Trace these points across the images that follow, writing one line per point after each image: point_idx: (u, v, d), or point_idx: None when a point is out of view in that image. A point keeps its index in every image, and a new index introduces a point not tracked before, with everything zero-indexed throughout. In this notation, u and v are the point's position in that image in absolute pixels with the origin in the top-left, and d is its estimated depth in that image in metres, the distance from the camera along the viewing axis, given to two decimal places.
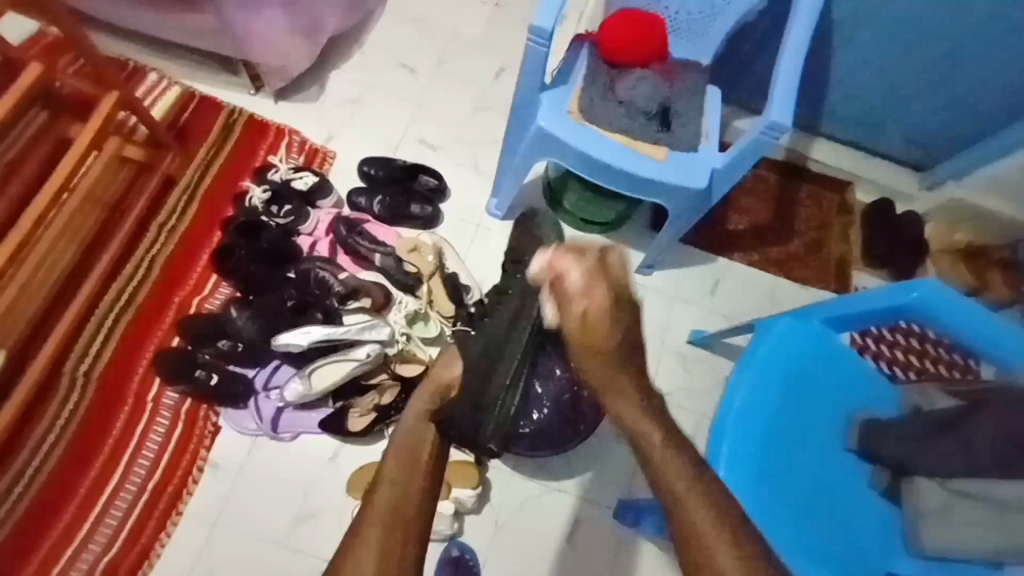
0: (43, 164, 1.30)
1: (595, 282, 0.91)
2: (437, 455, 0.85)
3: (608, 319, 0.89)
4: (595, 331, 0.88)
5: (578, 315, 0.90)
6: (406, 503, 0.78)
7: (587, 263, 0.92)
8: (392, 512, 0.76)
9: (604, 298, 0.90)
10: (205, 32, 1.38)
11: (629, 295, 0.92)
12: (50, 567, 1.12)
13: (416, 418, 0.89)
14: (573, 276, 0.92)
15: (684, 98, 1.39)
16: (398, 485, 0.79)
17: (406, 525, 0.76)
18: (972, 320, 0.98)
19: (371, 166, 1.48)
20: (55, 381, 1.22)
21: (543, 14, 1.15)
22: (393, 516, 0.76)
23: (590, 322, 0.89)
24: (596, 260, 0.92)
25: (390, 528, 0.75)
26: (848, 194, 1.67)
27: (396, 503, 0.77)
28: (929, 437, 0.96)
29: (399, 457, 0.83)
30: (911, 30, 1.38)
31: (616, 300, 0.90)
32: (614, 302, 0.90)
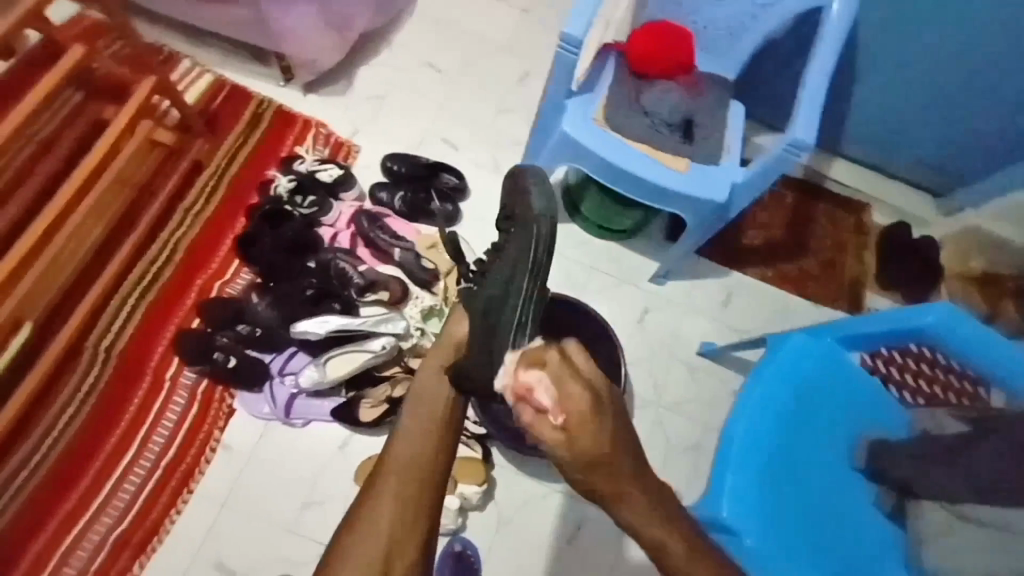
0: (78, 143, 1.34)
1: (568, 382, 0.69)
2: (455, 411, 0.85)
3: (592, 426, 0.68)
4: (581, 439, 0.68)
5: (557, 429, 0.68)
6: (419, 467, 0.80)
7: (553, 368, 0.70)
8: (406, 477, 0.79)
9: (582, 402, 0.68)
10: (241, 22, 1.41)
11: (608, 390, 0.71)
12: (62, 536, 1.15)
13: (431, 372, 0.86)
14: (543, 395, 0.69)
15: (707, 112, 1.40)
16: (412, 448, 0.81)
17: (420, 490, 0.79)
18: (984, 346, 0.99)
19: (395, 162, 1.50)
20: (78, 355, 1.25)
21: (574, 23, 1.18)
22: (407, 481, 0.79)
23: (574, 429, 0.68)
24: (561, 360, 0.71)
25: (403, 493, 0.78)
26: (864, 215, 1.67)
27: (412, 460, 0.80)
28: (936, 459, 0.97)
29: (413, 420, 0.82)
30: (936, 56, 1.40)
31: (599, 401, 0.70)
32: (594, 409, 0.69)
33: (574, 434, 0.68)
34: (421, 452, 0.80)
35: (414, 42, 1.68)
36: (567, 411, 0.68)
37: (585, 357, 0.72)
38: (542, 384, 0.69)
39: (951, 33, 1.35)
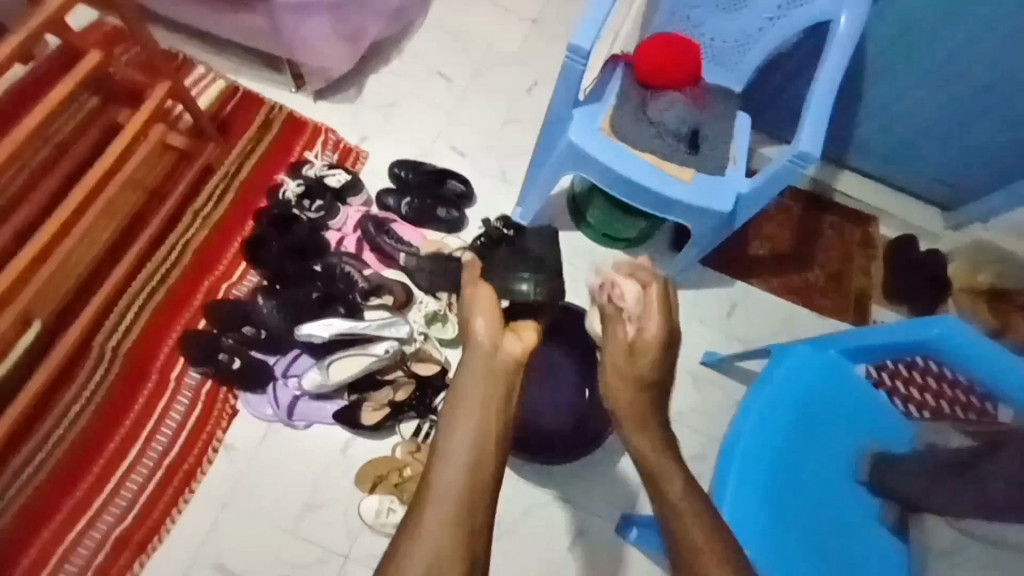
0: (93, 145, 1.36)
1: (651, 313, 0.89)
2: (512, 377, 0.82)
3: (659, 349, 0.86)
4: (642, 360, 0.86)
5: (628, 340, 0.88)
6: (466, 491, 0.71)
7: (648, 292, 0.91)
8: (454, 489, 0.71)
9: (662, 330, 0.88)
10: (256, 30, 1.44)
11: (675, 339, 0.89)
12: (64, 532, 1.16)
13: (481, 359, 0.81)
14: (631, 299, 0.91)
15: (715, 122, 1.40)
16: (460, 466, 0.73)
17: (467, 514, 0.70)
18: (1000, 368, 0.95)
19: (402, 169, 1.51)
20: (85, 354, 1.27)
21: (582, 34, 1.19)
22: (455, 493, 0.71)
23: (640, 347, 0.87)
24: (660, 291, 0.91)
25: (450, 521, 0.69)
26: (871, 227, 1.67)
27: (473, 450, 0.74)
28: (942, 477, 0.96)
29: (456, 426, 0.76)
30: (945, 70, 1.40)
31: (670, 338, 0.88)
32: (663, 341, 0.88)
33: (642, 346, 0.87)
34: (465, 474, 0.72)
35: (424, 51, 1.70)
36: (653, 318, 0.89)
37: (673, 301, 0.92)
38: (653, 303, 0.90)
39: (959, 48, 1.35)
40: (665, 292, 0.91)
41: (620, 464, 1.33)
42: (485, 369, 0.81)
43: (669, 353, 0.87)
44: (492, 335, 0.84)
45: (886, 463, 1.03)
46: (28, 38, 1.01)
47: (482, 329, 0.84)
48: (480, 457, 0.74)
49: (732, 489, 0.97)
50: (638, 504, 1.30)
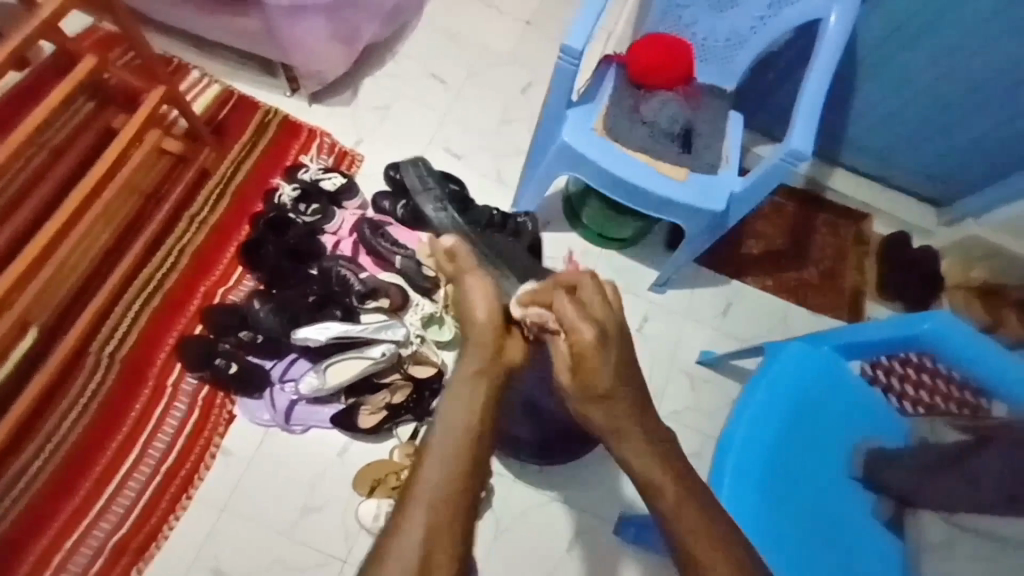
0: (87, 151, 1.36)
1: (576, 322, 0.76)
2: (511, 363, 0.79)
3: (599, 357, 0.74)
4: (588, 374, 0.74)
5: (568, 355, 0.76)
6: (456, 478, 0.66)
7: (561, 308, 0.77)
8: (448, 478, 0.65)
9: (594, 331, 0.75)
10: (250, 34, 1.44)
11: (618, 331, 0.76)
12: (62, 538, 1.16)
13: (480, 345, 0.78)
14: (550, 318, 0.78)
15: (707, 122, 1.41)
16: (452, 451, 0.68)
17: (457, 501, 0.64)
18: (995, 366, 0.96)
19: (397, 170, 1.50)
20: (82, 360, 1.27)
21: (575, 35, 1.19)
22: (450, 483, 0.65)
23: (581, 363, 0.74)
24: (571, 299, 0.77)
25: (440, 508, 0.63)
26: (864, 225, 1.68)
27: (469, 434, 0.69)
28: (936, 471, 0.97)
29: (452, 412, 0.71)
30: (936, 67, 1.40)
31: (605, 340, 0.75)
32: (600, 341, 0.75)
33: (588, 360, 0.74)
34: (457, 458, 0.67)
35: (419, 53, 1.70)
36: (579, 325, 0.75)
37: (596, 293, 0.77)
38: (572, 312, 0.76)
39: (950, 45, 1.36)
40: (579, 290, 0.77)
41: (617, 463, 1.34)
42: (481, 359, 0.76)
43: (614, 350, 0.75)
44: (489, 323, 0.80)
45: (879, 459, 1.04)
46: (22, 46, 1.01)
47: (482, 316, 0.80)
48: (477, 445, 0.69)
49: (730, 487, 0.97)
50: (635, 504, 1.31)
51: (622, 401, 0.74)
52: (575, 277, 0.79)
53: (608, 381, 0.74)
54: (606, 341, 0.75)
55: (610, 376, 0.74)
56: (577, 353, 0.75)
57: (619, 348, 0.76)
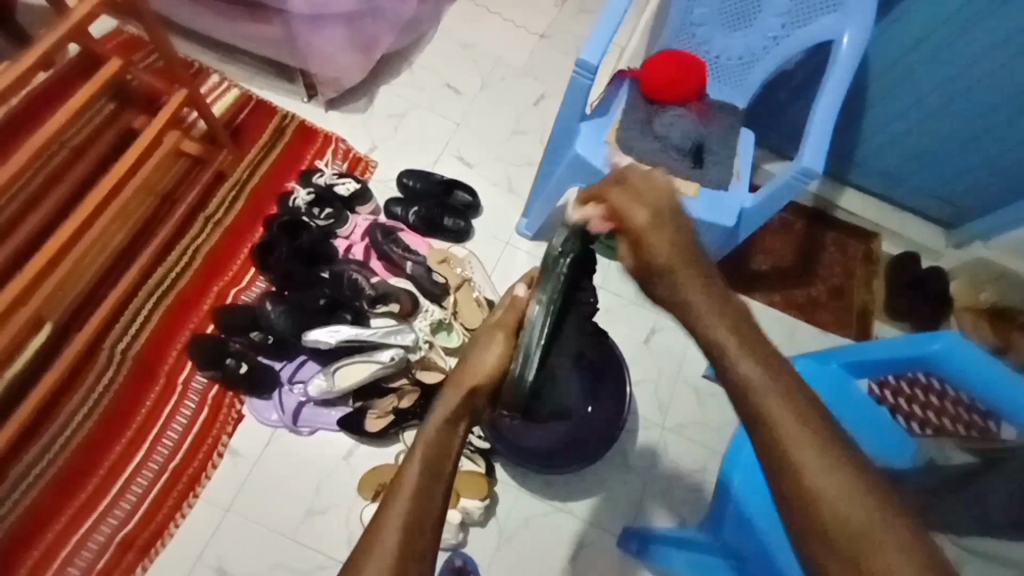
0: (108, 151, 1.38)
1: (629, 207, 0.71)
2: (450, 438, 0.65)
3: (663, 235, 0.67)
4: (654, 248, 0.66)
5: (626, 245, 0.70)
6: (423, 503, 0.59)
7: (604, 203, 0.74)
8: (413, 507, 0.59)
9: (649, 213, 0.69)
10: (271, 40, 1.47)
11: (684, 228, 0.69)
12: (68, 534, 1.16)
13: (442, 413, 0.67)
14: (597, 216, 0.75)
15: (719, 138, 1.43)
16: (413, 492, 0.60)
17: (432, 509, 0.59)
18: (1000, 384, 1.01)
19: (410, 178, 1.53)
20: (94, 356, 1.28)
21: (590, 50, 1.21)
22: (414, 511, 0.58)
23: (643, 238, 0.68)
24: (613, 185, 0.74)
25: (417, 516, 0.58)
26: (873, 244, 1.68)
27: (432, 462, 0.62)
28: (945, 491, 0.96)
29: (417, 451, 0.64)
30: (950, 91, 1.41)
31: (659, 223, 0.68)
32: (657, 220, 0.69)
33: (645, 238, 0.67)
34: (427, 489, 0.60)
35: (434, 63, 1.73)
36: (632, 211, 0.70)
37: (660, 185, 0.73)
38: (630, 201, 0.71)
39: (964, 70, 1.36)
40: (628, 178, 0.74)
41: (623, 476, 1.33)
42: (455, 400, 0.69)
43: (669, 234, 0.68)
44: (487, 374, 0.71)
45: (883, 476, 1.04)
46: (52, 48, 1.03)
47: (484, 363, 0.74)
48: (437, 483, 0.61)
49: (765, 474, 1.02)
50: (640, 515, 1.31)
51: (687, 269, 0.64)
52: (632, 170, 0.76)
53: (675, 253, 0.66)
54: (657, 211, 0.70)
55: (668, 247, 0.66)
56: (636, 235, 0.69)
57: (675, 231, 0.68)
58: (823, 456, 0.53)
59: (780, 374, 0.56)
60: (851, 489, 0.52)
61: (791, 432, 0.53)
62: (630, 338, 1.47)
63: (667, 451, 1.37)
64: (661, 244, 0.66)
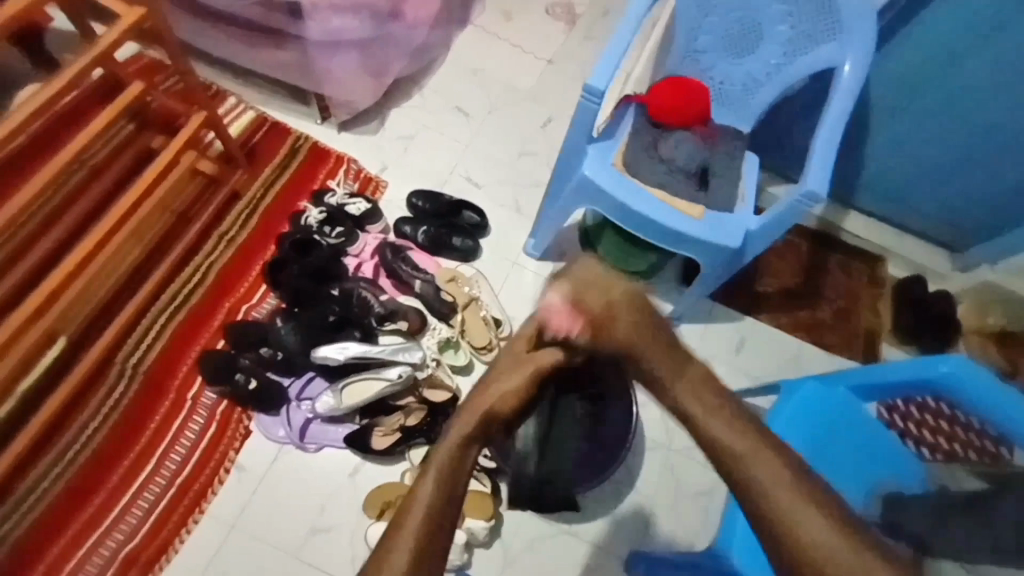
0: (126, 171, 1.42)
1: (584, 294, 0.72)
2: (460, 460, 0.65)
3: (628, 314, 0.69)
4: (611, 330, 0.68)
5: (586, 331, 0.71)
6: (433, 526, 0.59)
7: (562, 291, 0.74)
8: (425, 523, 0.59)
9: (601, 299, 0.71)
10: (288, 65, 1.51)
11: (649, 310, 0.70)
12: (73, 549, 1.17)
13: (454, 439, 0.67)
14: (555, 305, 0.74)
15: (724, 162, 1.45)
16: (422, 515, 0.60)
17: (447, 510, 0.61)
18: (1011, 409, 0.98)
19: (420, 199, 1.56)
20: (105, 371, 1.30)
21: (597, 76, 1.24)
22: (427, 528, 0.59)
23: (602, 322, 0.69)
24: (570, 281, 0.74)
25: (433, 522, 0.59)
26: (878, 267, 1.69)
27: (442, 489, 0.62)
28: (954, 516, 0.95)
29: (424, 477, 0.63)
30: (948, 117, 1.43)
31: (613, 307, 0.70)
32: (615, 305, 0.71)
33: (603, 324, 0.69)
34: (438, 511, 0.60)
35: (444, 87, 1.77)
36: (589, 303, 0.71)
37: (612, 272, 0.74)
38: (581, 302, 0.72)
39: (965, 97, 1.39)
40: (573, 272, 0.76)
41: (628, 497, 1.33)
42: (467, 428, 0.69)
43: (626, 316, 0.69)
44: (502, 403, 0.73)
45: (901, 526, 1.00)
46: (80, 72, 1.06)
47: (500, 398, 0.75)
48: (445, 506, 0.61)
49: None
50: (646, 538, 1.30)
51: (648, 345, 0.66)
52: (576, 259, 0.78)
53: (635, 328, 0.68)
54: (612, 309, 0.69)
55: (627, 329, 0.68)
56: (595, 324, 0.70)
57: (631, 312, 0.69)
58: (803, 502, 0.53)
59: (754, 433, 0.57)
60: (829, 534, 0.51)
61: (773, 488, 0.53)
62: None
63: (674, 471, 1.36)
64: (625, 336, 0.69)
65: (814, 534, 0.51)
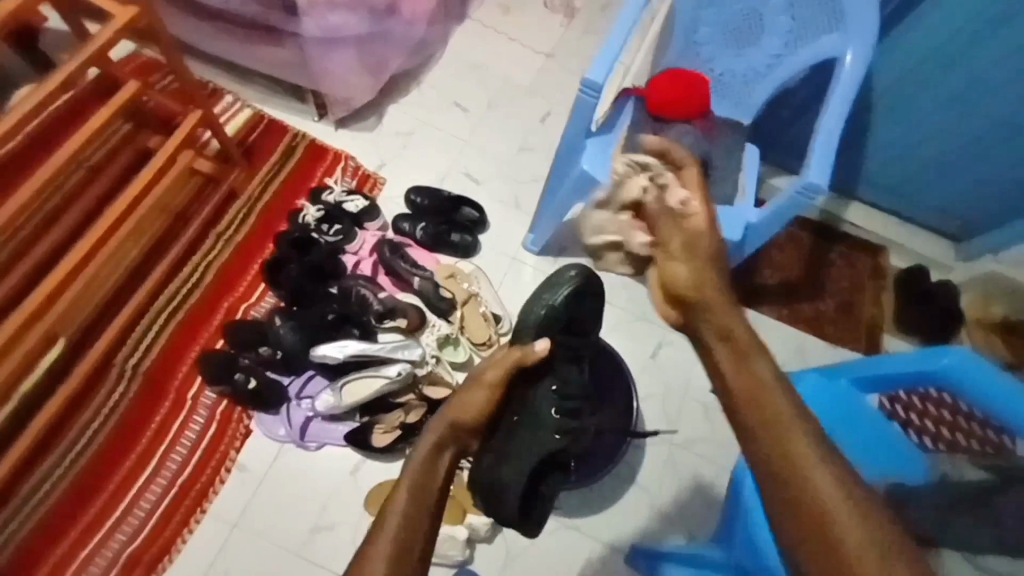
0: (124, 172, 1.42)
1: (691, 201, 0.82)
2: (424, 483, 0.71)
3: (716, 253, 0.77)
4: (697, 245, 0.77)
5: (671, 235, 0.79)
6: (405, 543, 0.65)
7: (689, 177, 0.88)
8: (394, 540, 0.65)
9: (686, 228, 0.79)
10: (284, 62, 1.51)
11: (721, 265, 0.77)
12: (78, 549, 1.17)
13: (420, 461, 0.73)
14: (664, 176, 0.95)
15: (724, 154, 1.44)
16: (392, 534, 0.66)
17: (422, 523, 0.68)
18: (1007, 397, 1.00)
19: (418, 195, 1.54)
20: (106, 372, 1.30)
21: (595, 69, 1.23)
22: (396, 543, 0.65)
23: (689, 239, 0.77)
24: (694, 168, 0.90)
25: (405, 539, 0.66)
26: (881, 259, 1.68)
27: (411, 512, 0.68)
28: (957, 509, 0.94)
29: (394, 499, 0.70)
30: (950, 106, 1.42)
31: (695, 240, 0.77)
32: (692, 235, 0.78)
33: (682, 248, 0.76)
34: (409, 530, 0.66)
35: (442, 83, 1.76)
36: (692, 211, 0.81)
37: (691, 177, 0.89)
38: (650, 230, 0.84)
39: (967, 86, 1.37)
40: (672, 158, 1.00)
41: (630, 492, 1.32)
42: (430, 449, 0.75)
43: (704, 257, 0.75)
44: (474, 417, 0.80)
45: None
46: (74, 73, 1.06)
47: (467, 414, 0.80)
48: (414, 528, 0.67)
49: None
50: (648, 534, 1.29)
51: (712, 288, 0.73)
52: (687, 162, 0.94)
53: (705, 263, 0.75)
54: (696, 238, 0.77)
55: (693, 279, 0.73)
56: (683, 226, 0.79)
57: (712, 264, 0.75)
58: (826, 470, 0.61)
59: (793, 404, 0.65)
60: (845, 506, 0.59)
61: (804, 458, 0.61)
62: (637, 354, 1.45)
63: (676, 467, 1.36)
64: (685, 267, 0.74)
65: (834, 496, 0.59)
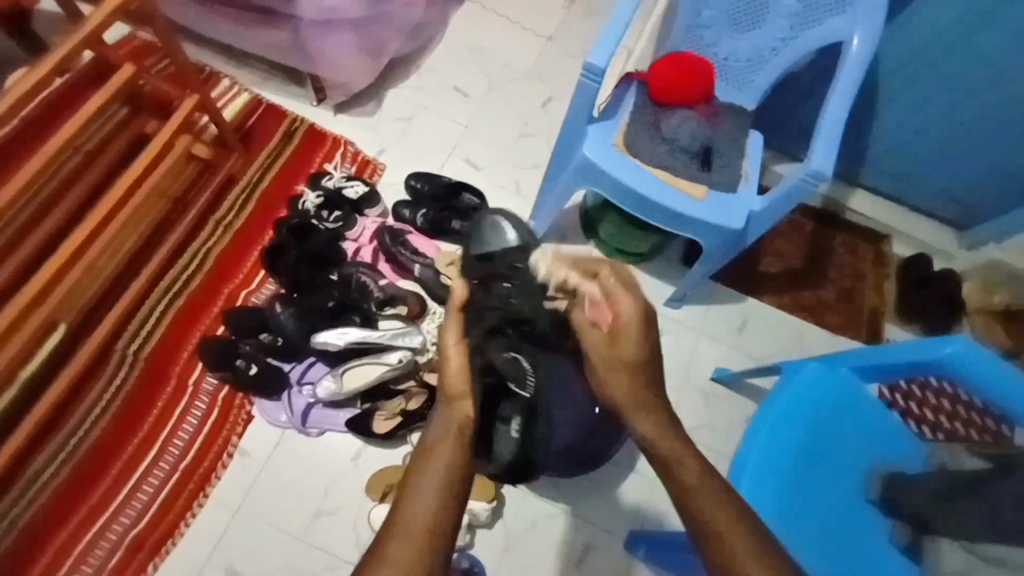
0: (120, 157, 1.40)
1: (618, 294, 0.79)
2: (452, 476, 0.70)
3: (637, 331, 0.77)
4: (627, 345, 0.77)
5: (603, 331, 0.79)
6: (429, 538, 0.64)
7: (597, 283, 0.82)
8: (411, 543, 0.63)
9: (629, 316, 0.78)
10: (282, 45, 1.49)
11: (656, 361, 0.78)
12: (81, 533, 1.18)
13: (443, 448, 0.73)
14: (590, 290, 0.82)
15: (727, 141, 1.42)
16: (416, 523, 0.65)
17: (452, 510, 0.67)
18: (1006, 383, 0.95)
19: (418, 180, 1.53)
20: (106, 358, 1.30)
21: (597, 52, 1.21)
22: (412, 548, 0.63)
23: (621, 332, 0.77)
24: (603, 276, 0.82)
25: (433, 536, 0.65)
26: (883, 246, 1.67)
27: (432, 512, 0.66)
28: (954, 495, 0.95)
29: (410, 492, 0.68)
30: (957, 91, 1.40)
31: (620, 337, 0.77)
32: (639, 320, 0.78)
33: (620, 340, 0.77)
34: (431, 526, 0.65)
35: (442, 67, 1.73)
36: (618, 310, 0.78)
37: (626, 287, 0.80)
38: (579, 279, 0.85)
39: (975, 71, 1.35)
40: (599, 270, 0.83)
41: (628, 478, 1.33)
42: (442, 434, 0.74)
43: (647, 334, 0.77)
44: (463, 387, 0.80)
45: (925, 541, 1.03)
46: (66, 56, 1.04)
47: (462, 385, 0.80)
48: (436, 530, 0.65)
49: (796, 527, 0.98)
50: (647, 519, 1.31)
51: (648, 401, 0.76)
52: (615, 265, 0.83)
53: (643, 353, 0.77)
54: (625, 330, 0.77)
55: (636, 351, 0.77)
56: (615, 332, 0.78)
57: (638, 341, 0.77)
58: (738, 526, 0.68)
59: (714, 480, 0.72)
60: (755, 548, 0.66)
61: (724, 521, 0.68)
62: None
63: None
64: (628, 307, 0.78)
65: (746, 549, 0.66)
